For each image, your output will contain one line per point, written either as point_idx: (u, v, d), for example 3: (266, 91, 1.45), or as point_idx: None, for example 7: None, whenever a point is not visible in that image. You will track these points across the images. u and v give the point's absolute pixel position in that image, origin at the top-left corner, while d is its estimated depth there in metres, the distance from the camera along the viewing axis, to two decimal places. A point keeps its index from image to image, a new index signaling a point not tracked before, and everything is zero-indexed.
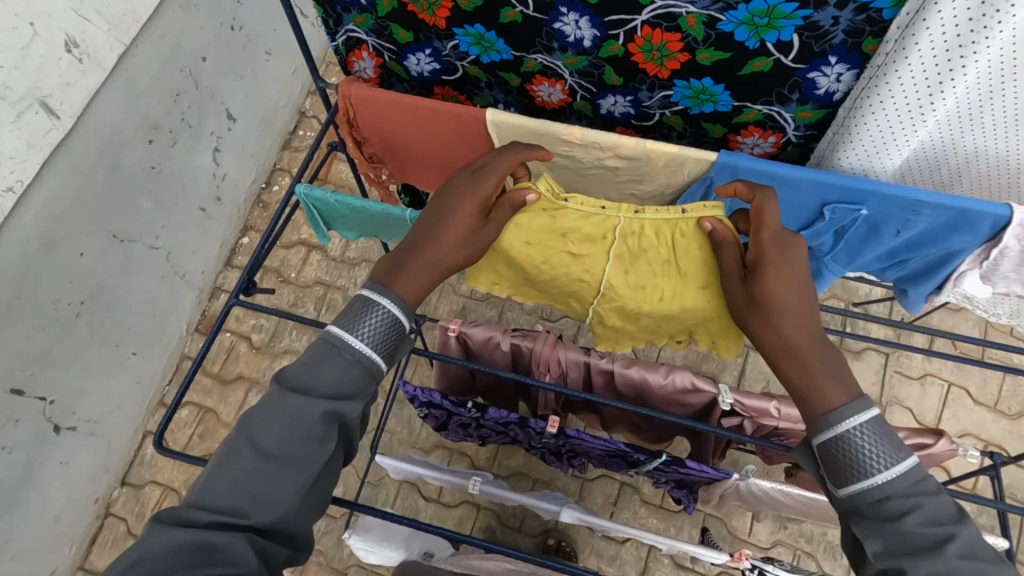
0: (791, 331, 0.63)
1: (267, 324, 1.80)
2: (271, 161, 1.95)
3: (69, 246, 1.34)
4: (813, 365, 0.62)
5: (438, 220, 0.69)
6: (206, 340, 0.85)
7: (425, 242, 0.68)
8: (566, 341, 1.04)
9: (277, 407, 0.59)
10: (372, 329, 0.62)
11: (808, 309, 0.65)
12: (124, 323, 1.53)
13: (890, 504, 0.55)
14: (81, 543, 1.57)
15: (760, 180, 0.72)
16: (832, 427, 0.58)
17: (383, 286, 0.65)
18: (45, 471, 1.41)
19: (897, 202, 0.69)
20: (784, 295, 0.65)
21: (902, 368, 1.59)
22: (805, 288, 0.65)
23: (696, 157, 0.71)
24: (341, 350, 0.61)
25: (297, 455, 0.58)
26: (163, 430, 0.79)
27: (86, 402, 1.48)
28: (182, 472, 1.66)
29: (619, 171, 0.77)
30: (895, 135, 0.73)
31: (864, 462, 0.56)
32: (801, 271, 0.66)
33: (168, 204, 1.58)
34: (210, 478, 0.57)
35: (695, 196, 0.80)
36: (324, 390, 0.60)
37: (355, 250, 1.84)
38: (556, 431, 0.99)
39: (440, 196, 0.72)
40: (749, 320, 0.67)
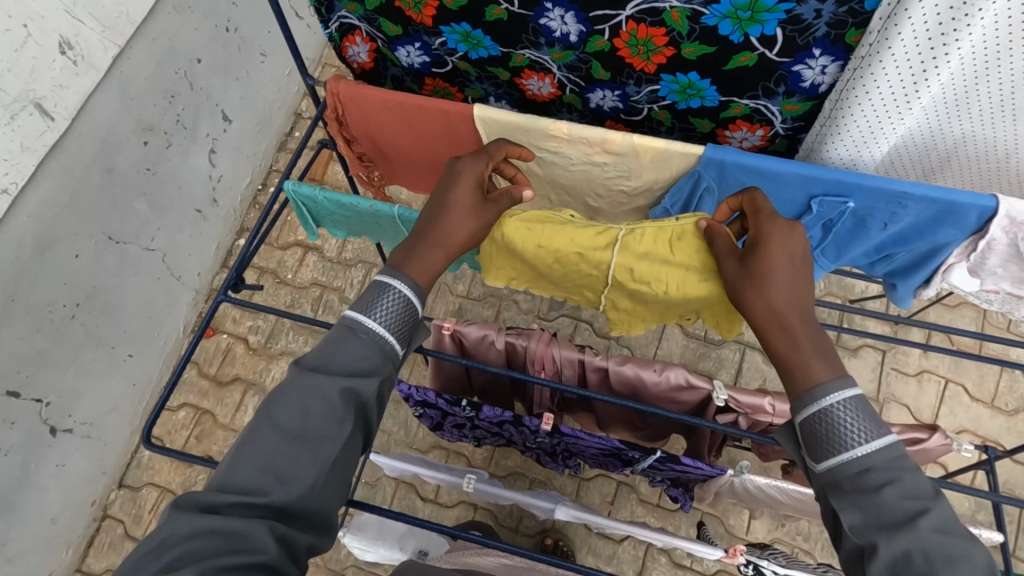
0: (784, 306, 0.64)
1: (264, 325, 1.80)
2: (267, 162, 1.96)
3: (65, 248, 1.34)
4: (799, 335, 0.63)
5: (442, 201, 0.71)
6: (196, 338, 0.84)
7: (434, 223, 0.70)
8: (561, 339, 1.04)
9: (298, 386, 0.60)
10: (387, 310, 0.64)
11: (803, 289, 0.65)
12: (120, 324, 1.54)
13: (869, 476, 0.55)
14: (78, 545, 1.57)
15: (748, 176, 0.71)
16: (816, 401, 0.58)
17: (395, 269, 0.67)
18: (41, 473, 1.41)
19: (884, 194, 0.69)
20: (779, 271, 0.65)
21: (899, 365, 1.59)
22: (800, 267, 0.66)
23: (684, 151, 0.71)
24: (358, 330, 0.63)
25: (317, 434, 0.58)
26: (152, 429, 0.79)
27: (83, 404, 1.49)
28: (180, 473, 1.66)
29: (608, 165, 0.77)
30: (881, 124, 0.73)
31: (844, 435, 0.57)
32: (798, 251, 0.66)
33: (163, 206, 1.58)
34: (233, 461, 0.57)
35: (682, 192, 0.79)
36: (341, 370, 0.61)
37: (351, 251, 1.85)
38: (551, 428, 0.99)
39: (444, 178, 0.73)
40: (739, 292, 0.67)
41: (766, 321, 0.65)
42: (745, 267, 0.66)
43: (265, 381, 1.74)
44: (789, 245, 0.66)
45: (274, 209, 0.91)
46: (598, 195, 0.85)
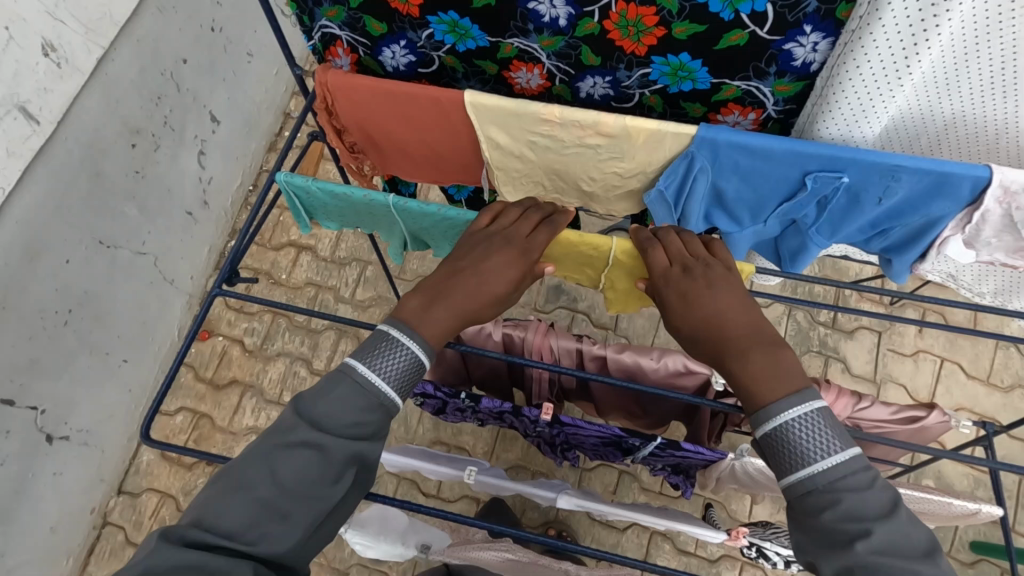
0: (712, 341, 0.65)
1: (260, 327, 1.79)
2: (257, 163, 1.95)
3: (54, 254, 1.33)
4: (751, 350, 0.63)
5: (467, 275, 0.68)
6: (187, 337, 0.80)
7: (456, 289, 0.67)
8: (558, 330, 1.06)
9: (294, 441, 0.58)
10: (392, 369, 0.62)
11: (740, 310, 0.66)
12: (114, 330, 1.52)
13: (813, 498, 0.56)
14: (78, 554, 1.56)
15: (740, 153, 0.70)
16: (760, 425, 0.59)
17: (409, 327, 0.64)
18: (37, 482, 1.40)
19: (876, 168, 0.68)
20: (705, 308, 0.66)
21: (894, 346, 1.60)
22: (724, 294, 0.67)
23: (676, 132, 0.70)
24: (368, 390, 0.60)
25: (314, 492, 0.58)
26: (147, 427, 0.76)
27: (78, 412, 1.47)
28: (180, 477, 1.65)
29: (601, 148, 0.76)
30: (872, 101, 0.73)
31: (793, 454, 0.57)
32: (717, 285, 0.68)
33: (153, 210, 1.57)
34: (223, 499, 0.56)
35: (677, 176, 0.76)
36: (341, 432, 0.59)
37: (344, 249, 1.85)
38: (550, 419, 1.00)
39: (474, 246, 0.70)
40: (688, 330, 0.67)
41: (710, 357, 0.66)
42: (678, 313, 0.68)
43: (263, 383, 1.73)
44: (700, 282, 0.68)
45: (267, 200, 0.87)
46: (591, 177, 0.82)
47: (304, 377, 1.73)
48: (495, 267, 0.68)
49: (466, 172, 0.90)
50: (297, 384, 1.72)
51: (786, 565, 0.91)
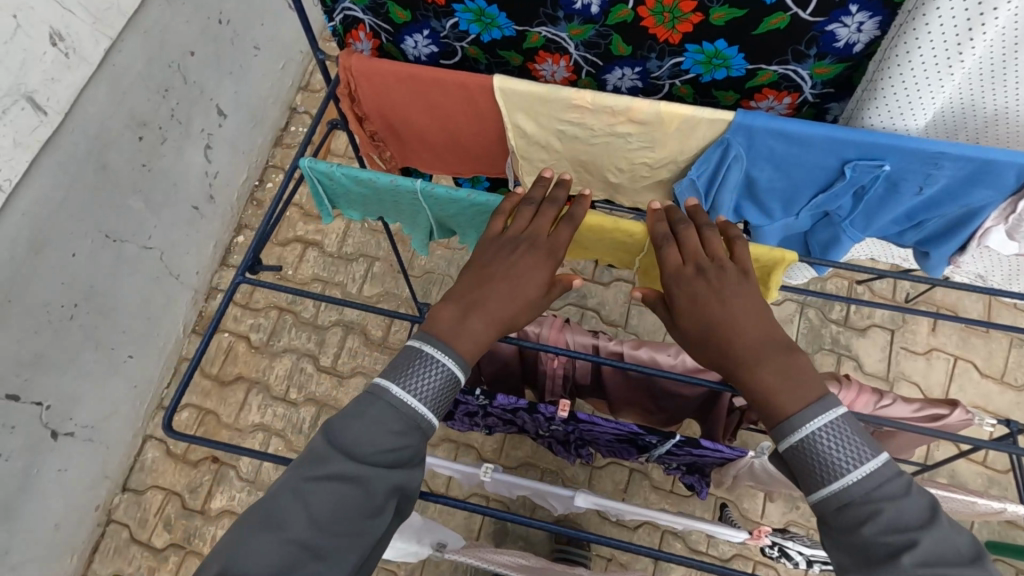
0: (721, 350, 0.62)
1: (266, 323, 1.77)
2: (263, 158, 1.94)
3: (59, 248, 1.30)
4: (760, 366, 0.60)
5: (499, 285, 0.66)
6: (205, 335, 0.78)
7: (486, 299, 0.65)
8: (573, 325, 1.05)
9: (328, 474, 0.56)
10: (428, 388, 0.60)
11: (755, 319, 0.63)
12: (120, 324, 1.51)
13: (851, 511, 0.54)
14: (82, 552, 1.54)
15: (781, 140, 0.69)
16: (787, 437, 0.57)
17: (442, 342, 0.63)
18: (42, 479, 1.38)
19: (921, 154, 0.66)
20: (717, 312, 0.63)
21: (907, 344, 1.59)
22: (739, 301, 0.63)
23: (713, 117, 0.68)
24: (404, 413, 0.59)
25: (350, 528, 0.57)
26: (171, 413, 0.75)
27: (83, 407, 1.45)
28: (185, 474, 1.63)
29: (632, 136, 0.74)
30: (919, 90, 0.71)
31: (823, 466, 0.55)
32: (734, 288, 0.64)
33: (159, 205, 1.55)
34: (253, 543, 0.54)
35: (710, 163, 0.74)
36: (376, 460, 0.58)
37: (352, 245, 1.83)
38: (566, 415, 1.00)
39: (503, 253, 0.68)
40: (696, 338, 0.64)
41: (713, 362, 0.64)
42: (686, 323, 0.65)
43: (269, 379, 1.71)
44: (714, 286, 0.64)
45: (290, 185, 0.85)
46: (618, 168, 0.80)
47: (311, 374, 1.71)
48: (528, 274, 0.66)
49: (491, 161, 0.88)
50: (303, 381, 1.70)
51: (807, 566, 0.90)
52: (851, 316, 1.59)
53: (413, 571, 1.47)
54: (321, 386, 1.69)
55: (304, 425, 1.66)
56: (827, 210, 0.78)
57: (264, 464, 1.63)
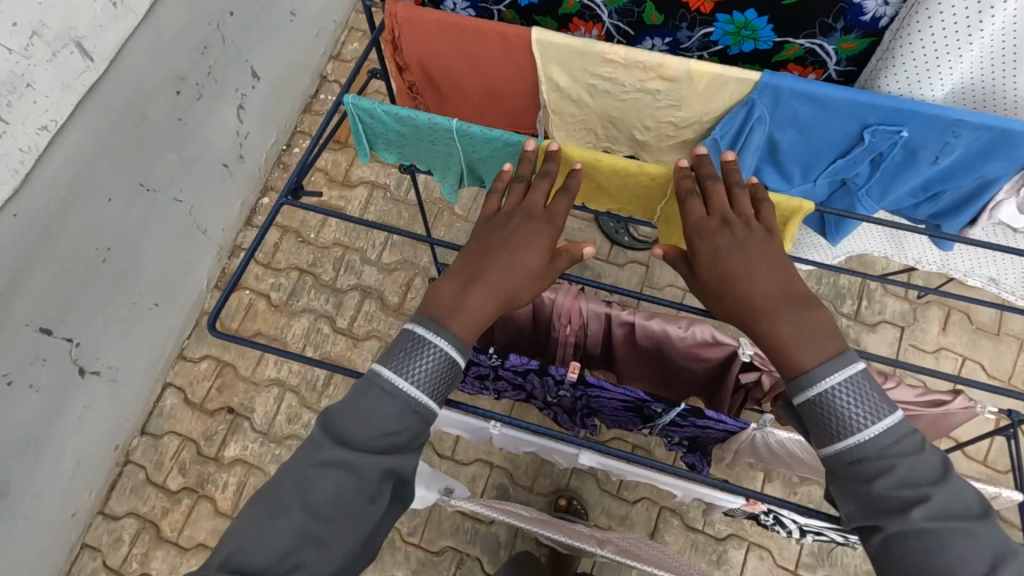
0: (739, 305, 0.64)
1: (286, 283, 1.82)
2: (292, 123, 1.99)
3: (98, 192, 1.34)
4: (778, 317, 0.62)
5: (500, 260, 0.68)
6: (243, 259, 0.82)
7: (486, 274, 0.67)
8: (587, 294, 1.10)
9: (324, 460, 0.60)
10: (424, 371, 0.61)
11: (773, 276, 0.65)
12: (147, 273, 1.56)
13: (864, 465, 0.57)
14: (100, 489, 1.61)
15: (805, 102, 0.71)
16: (806, 390, 0.59)
17: (439, 323, 0.64)
18: (68, 415, 1.44)
19: (939, 121, 0.68)
20: (734, 266, 0.65)
21: (916, 341, 1.60)
22: (758, 256, 0.65)
23: (740, 77, 0.70)
24: (397, 396, 0.61)
25: (347, 515, 0.60)
26: (217, 313, 0.80)
27: (110, 349, 1.51)
28: (201, 423, 1.69)
29: (660, 93, 0.76)
30: (938, 60, 0.72)
31: (838, 423, 0.58)
32: (755, 245, 0.66)
33: (191, 159, 1.60)
34: (259, 531, 0.59)
35: (733, 125, 0.77)
36: (371, 445, 0.60)
37: (373, 213, 1.87)
38: (576, 378, 1.04)
39: (501, 232, 0.70)
40: (718, 292, 0.66)
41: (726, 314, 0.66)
42: (705, 277, 0.67)
43: (286, 337, 1.76)
44: (735, 240, 0.66)
45: (329, 126, 0.87)
46: (645, 127, 0.83)
47: (327, 334, 1.75)
48: (526, 251, 0.68)
49: (521, 118, 0.91)
50: (319, 340, 1.75)
51: (801, 533, 0.93)
52: (861, 311, 1.60)
53: (415, 529, 1.52)
54: (336, 347, 1.74)
55: (318, 383, 1.71)
56: (844, 177, 0.80)
57: (278, 417, 1.68)
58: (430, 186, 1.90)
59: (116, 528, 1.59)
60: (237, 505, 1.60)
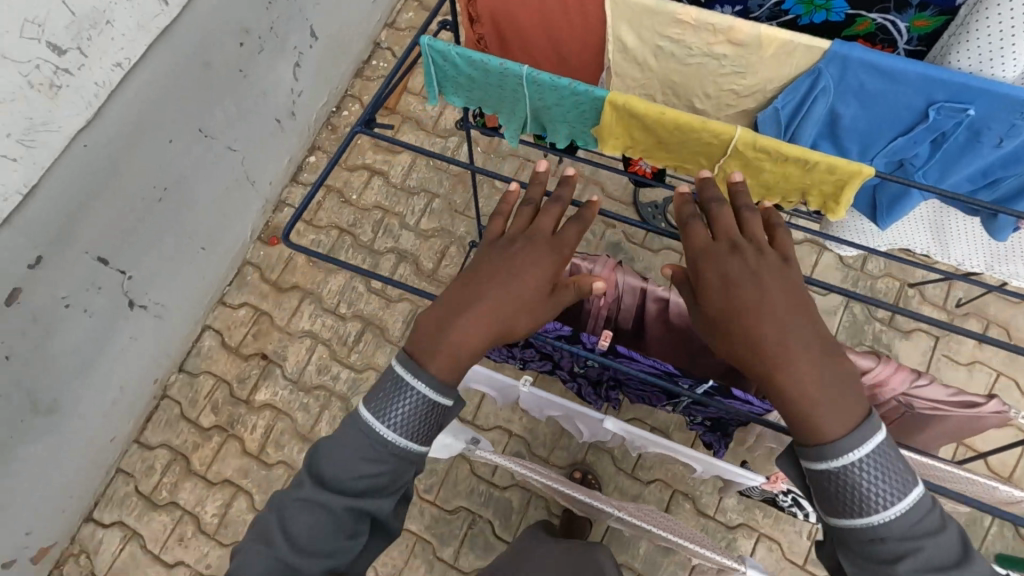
0: (750, 348, 0.58)
1: (326, 241, 1.87)
2: (344, 86, 2.03)
3: (160, 133, 1.40)
4: (795, 367, 0.56)
5: (490, 291, 0.66)
6: (321, 173, 0.81)
7: (476, 304, 0.65)
8: (625, 270, 1.13)
9: (303, 497, 0.65)
10: (402, 416, 0.63)
11: (790, 316, 0.58)
12: (198, 216, 1.62)
13: (885, 545, 0.55)
14: (138, 418, 1.69)
15: (871, 74, 0.71)
16: (824, 460, 0.56)
17: (422, 359, 0.64)
18: (115, 344, 1.51)
19: (1008, 102, 0.68)
20: (745, 297, 0.59)
21: (950, 352, 1.58)
22: (772, 290, 0.59)
23: (810, 45, 0.70)
24: (374, 439, 0.64)
25: (325, 549, 0.65)
26: (292, 222, 0.78)
27: (159, 286, 1.58)
28: (236, 366, 1.76)
29: (726, 58, 0.77)
30: (1014, 39, 0.72)
31: (860, 500, 0.56)
32: (768, 276, 0.60)
33: (248, 110, 1.65)
34: (249, 557, 0.65)
35: (795, 96, 0.77)
36: (348, 485, 0.64)
37: (415, 179, 1.91)
38: (607, 347, 1.05)
39: (495, 261, 0.69)
40: (725, 330, 0.60)
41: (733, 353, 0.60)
42: (711, 310, 0.61)
43: (322, 292, 1.81)
44: (747, 267, 0.61)
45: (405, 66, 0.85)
46: (705, 95, 0.83)
47: (362, 293, 1.80)
48: (518, 282, 0.67)
49: (583, 79, 0.93)
50: (353, 298, 1.80)
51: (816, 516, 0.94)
52: (896, 316, 1.59)
53: (431, 486, 1.57)
54: (370, 305, 1.79)
55: (349, 339, 1.76)
56: (902, 156, 0.80)
57: (308, 367, 1.74)
58: (473, 157, 1.93)
59: (149, 457, 1.68)
60: (264, 447, 1.67)
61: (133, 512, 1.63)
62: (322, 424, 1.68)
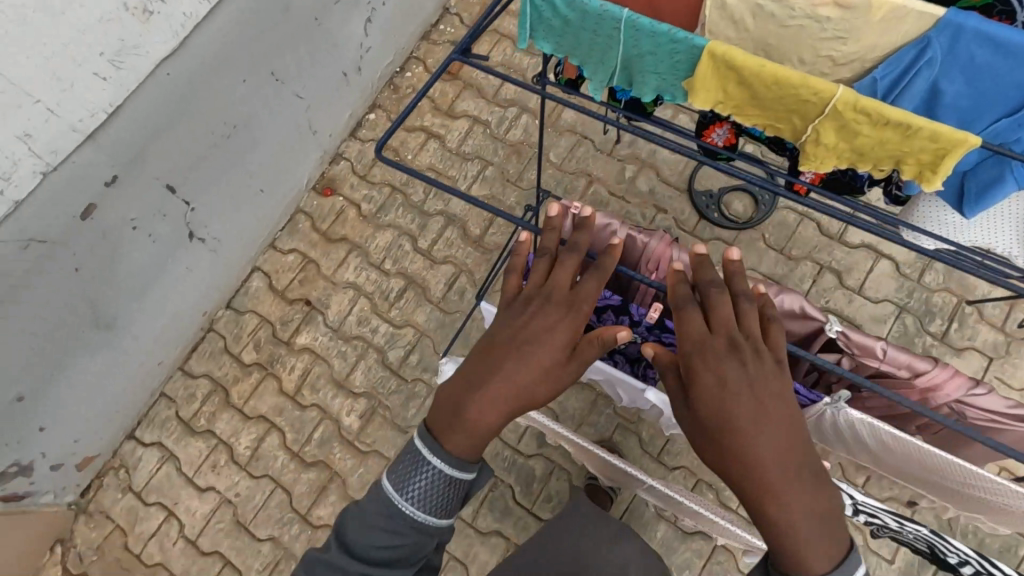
0: (740, 465, 0.61)
1: (378, 197, 1.90)
2: (410, 47, 2.05)
3: (235, 72, 1.44)
4: (782, 493, 0.59)
5: (505, 366, 0.68)
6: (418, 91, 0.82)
7: (491, 382, 0.68)
8: (680, 246, 1.09)
9: (329, 560, 0.69)
10: (420, 491, 0.68)
11: (779, 435, 0.61)
12: (261, 158, 1.66)
13: None
14: (185, 347, 1.76)
15: (984, 46, 0.70)
16: None
17: (437, 439, 0.68)
18: (173, 272, 1.57)
19: None
20: (735, 406, 0.62)
21: (1002, 375, 1.53)
22: (766, 404, 0.62)
23: (923, 10, 0.70)
24: (396, 508, 0.68)
25: None
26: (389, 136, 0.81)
27: (218, 221, 1.63)
28: (280, 308, 1.81)
29: (830, 22, 0.75)
30: None
31: None
32: (763, 387, 0.63)
33: (318, 59, 1.68)
34: None
35: (898, 65, 0.75)
36: (371, 552, 0.68)
37: (471, 145, 1.92)
38: (656, 321, 1.04)
39: (510, 330, 0.70)
40: (712, 442, 0.63)
41: (721, 461, 0.62)
42: (704, 412, 0.63)
43: (369, 246, 1.85)
44: (746, 374, 0.63)
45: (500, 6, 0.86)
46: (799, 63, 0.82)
47: (407, 252, 1.83)
48: (534, 353, 0.68)
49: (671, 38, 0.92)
50: (399, 256, 1.83)
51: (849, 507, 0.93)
52: (949, 332, 1.54)
53: None
54: (414, 264, 1.81)
55: (390, 294, 1.79)
56: (1001, 143, 0.78)
57: (349, 317, 1.78)
58: (530, 130, 1.93)
59: (191, 385, 1.74)
60: (300, 389, 1.72)
61: (172, 435, 1.70)
62: (357, 373, 1.72)
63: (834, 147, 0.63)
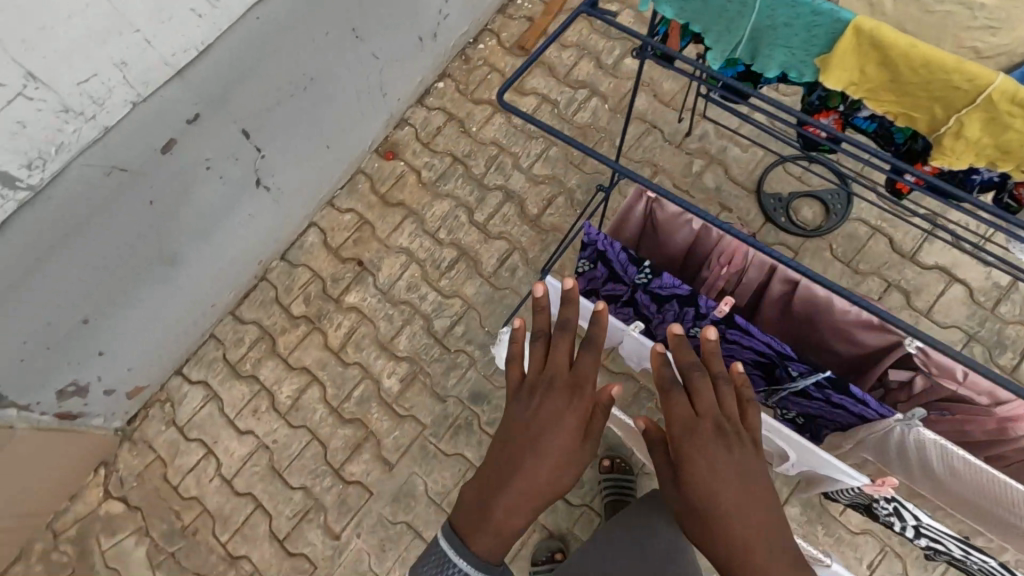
0: (727, 543, 0.67)
1: (439, 166, 1.90)
2: (485, 19, 2.03)
3: (319, 24, 1.45)
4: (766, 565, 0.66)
5: (518, 464, 0.74)
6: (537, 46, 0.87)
7: (507, 479, 0.74)
8: (757, 242, 1.05)
9: None
10: None
11: (757, 510, 0.68)
12: (332, 114, 1.68)
13: None
14: (238, 292, 1.79)
15: None
16: None
17: (461, 542, 0.74)
18: (237, 216, 1.61)
19: None
20: (720, 490, 0.69)
21: None
22: (745, 485, 0.69)
23: None
24: None
25: None
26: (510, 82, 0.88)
27: (285, 172, 1.66)
28: (332, 266, 1.83)
29: (984, 9, 0.77)
30: None
31: None
32: (743, 469, 0.70)
33: (399, 20, 1.68)
34: None
35: None
36: None
37: (537, 123, 1.90)
38: (724, 316, 0.98)
39: (519, 425, 0.77)
40: (699, 520, 0.70)
41: (710, 541, 0.69)
42: (693, 495, 0.70)
43: (426, 214, 1.85)
44: (728, 456, 0.70)
45: None
46: None
47: (463, 223, 1.82)
48: (545, 450, 0.74)
49: None
50: (454, 226, 1.83)
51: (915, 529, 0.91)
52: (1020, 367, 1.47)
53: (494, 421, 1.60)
54: (468, 237, 1.81)
55: (442, 264, 1.79)
56: None
57: (399, 282, 1.79)
58: (599, 114, 1.90)
59: (240, 330, 1.78)
60: (344, 346, 1.74)
61: (217, 376, 1.75)
62: (401, 337, 1.73)
63: (977, 140, 0.65)
